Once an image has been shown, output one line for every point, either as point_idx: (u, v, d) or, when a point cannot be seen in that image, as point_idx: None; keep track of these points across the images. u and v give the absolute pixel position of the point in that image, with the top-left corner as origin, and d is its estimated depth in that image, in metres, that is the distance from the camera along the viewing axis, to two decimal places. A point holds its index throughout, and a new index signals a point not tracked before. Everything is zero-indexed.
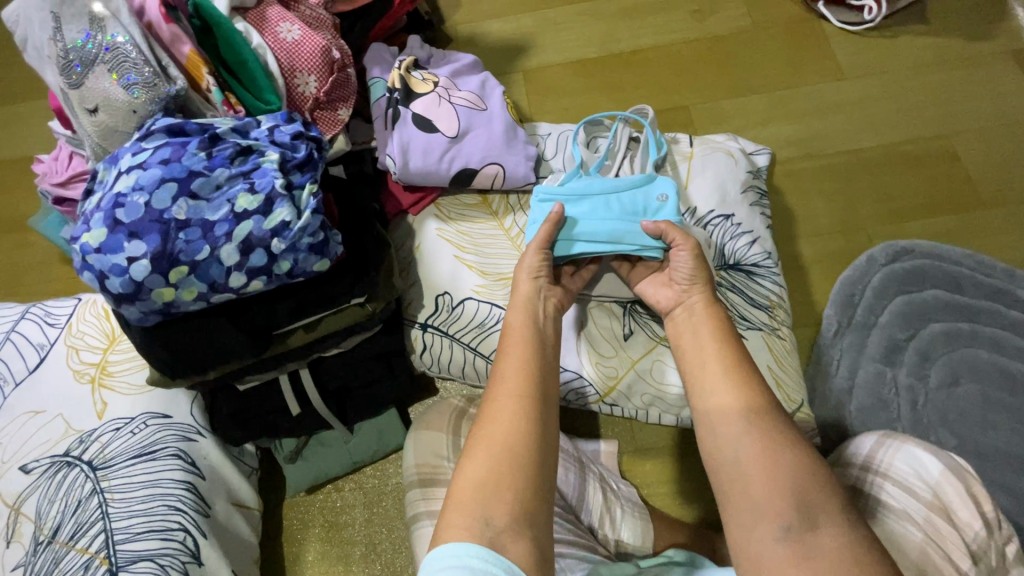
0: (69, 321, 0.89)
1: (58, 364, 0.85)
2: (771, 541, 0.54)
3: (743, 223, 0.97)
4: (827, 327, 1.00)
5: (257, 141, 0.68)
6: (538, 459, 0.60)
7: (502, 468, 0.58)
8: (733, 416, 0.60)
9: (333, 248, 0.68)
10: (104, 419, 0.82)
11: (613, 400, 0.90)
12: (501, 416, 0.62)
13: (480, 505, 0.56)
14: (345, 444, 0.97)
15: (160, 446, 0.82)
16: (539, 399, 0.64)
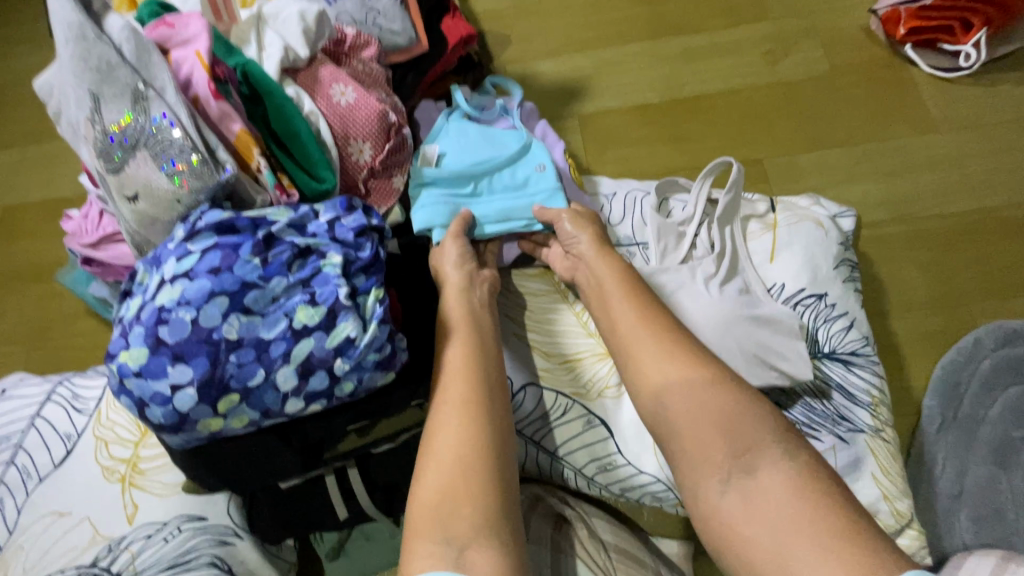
0: (98, 406, 0.81)
1: (86, 458, 0.78)
2: (718, 498, 0.54)
3: (837, 303, 0.87)
4: (928, 421, 0.90)
5: (315, 239, 0.59)
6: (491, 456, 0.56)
7: (456, 476, 0.55)
8: (692, 398, 0.58)
9: (400, 360, 0.59)
10: (134, 524, 0.74)
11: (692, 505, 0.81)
12: (447, 422, 0.59)
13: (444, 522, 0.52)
14: (391, 537, 0.88)
15: (194, 554, 0.74)
16: (479, 396, 0.61)
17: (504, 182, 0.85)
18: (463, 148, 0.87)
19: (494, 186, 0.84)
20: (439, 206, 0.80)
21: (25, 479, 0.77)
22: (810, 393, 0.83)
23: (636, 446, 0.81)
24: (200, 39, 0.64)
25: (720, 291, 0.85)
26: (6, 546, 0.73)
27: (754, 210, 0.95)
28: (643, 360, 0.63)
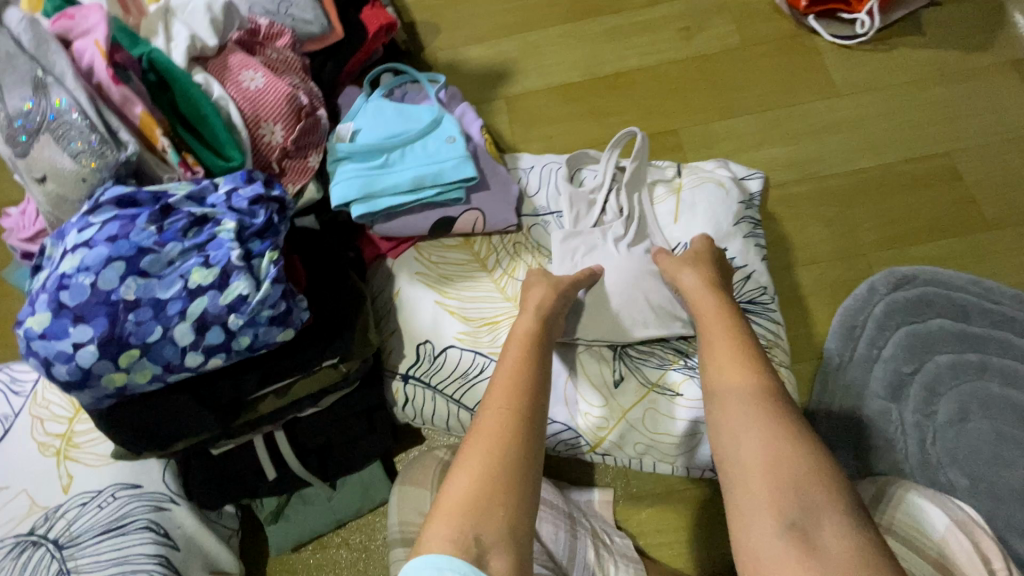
0: (34, 387, 0.85)
1: (24, 435, 0.82)
2: (760, 534, 0.53)
3: (737, 257, 0.94)
4: (828, 361, 0.96)
5: (212, 208, 0.64)
6: (525, 461, 0.60)
7: (485, 473, 0.58)
8: (749, 406, 0.60)
9: (297, 317, 0.64)
10: (69, 493, 0.79)
11: (605, 450, 0.86)
12: (486, 430, 0.62)
13: (466, 518, 0.55)
14: (329, 500, 0.93)
15: (130, 518, 0.78)
16: (528, 412, 0.64)
17: (416, 155, 0.90)
18: (379, 125, 0.92)
19: (406, 159, 0.89)
20: (353, 180, 0.86)
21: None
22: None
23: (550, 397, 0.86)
24: (99, 28, 0.69)
25: (627, 249, 0.90)
26: None
27: (663, 175, 1.01)
28: (726, 371, 0.65)
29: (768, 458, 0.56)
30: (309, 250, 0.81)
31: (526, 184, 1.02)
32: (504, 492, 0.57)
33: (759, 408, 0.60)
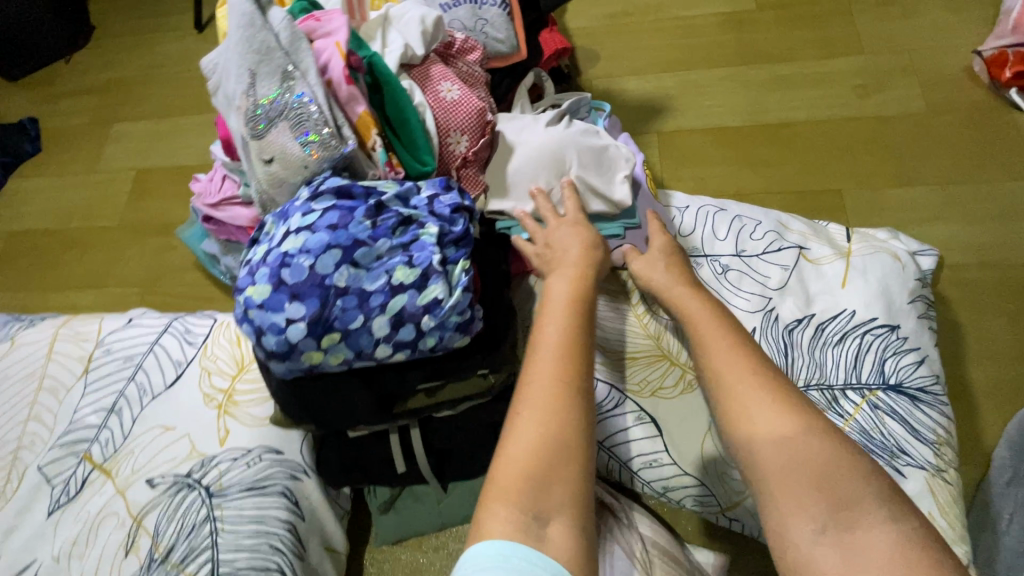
0: (204, 341, 0.95)
1: (191, 384, 0.91)
2: (808, 543, 0.49)
3: (910, 337, 0.86)
4: (998, 474, 0.85)
5: (416, 211, 0.68)
6: (572, 447, 0.51)
7: (533, 453, 0.50)
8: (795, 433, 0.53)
9: (475, 326, 0.67)
10: (225, 446, 0.85)
11: (734, 515, 0.84)
12: (527, 413, 0.53)
13: (523, 506, 0.48)
14: (438, 503, 0.95)
15: (270, 482, 0.83)
16: (575, 386, 0.55)
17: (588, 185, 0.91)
18: None
19: None
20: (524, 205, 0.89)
21: (142, 393, 0.90)
22: (869, 423, 0.81)
23: (685, 445, 0.83)
24: (341, 31, 0.76)
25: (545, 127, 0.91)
26: (122, 447, 0.86)
27: (829, 235, 0.96)
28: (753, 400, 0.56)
29: (816, 471, 0.51)
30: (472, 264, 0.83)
31: (681, 224, 0.99)
32: (561, 482, 0.50)
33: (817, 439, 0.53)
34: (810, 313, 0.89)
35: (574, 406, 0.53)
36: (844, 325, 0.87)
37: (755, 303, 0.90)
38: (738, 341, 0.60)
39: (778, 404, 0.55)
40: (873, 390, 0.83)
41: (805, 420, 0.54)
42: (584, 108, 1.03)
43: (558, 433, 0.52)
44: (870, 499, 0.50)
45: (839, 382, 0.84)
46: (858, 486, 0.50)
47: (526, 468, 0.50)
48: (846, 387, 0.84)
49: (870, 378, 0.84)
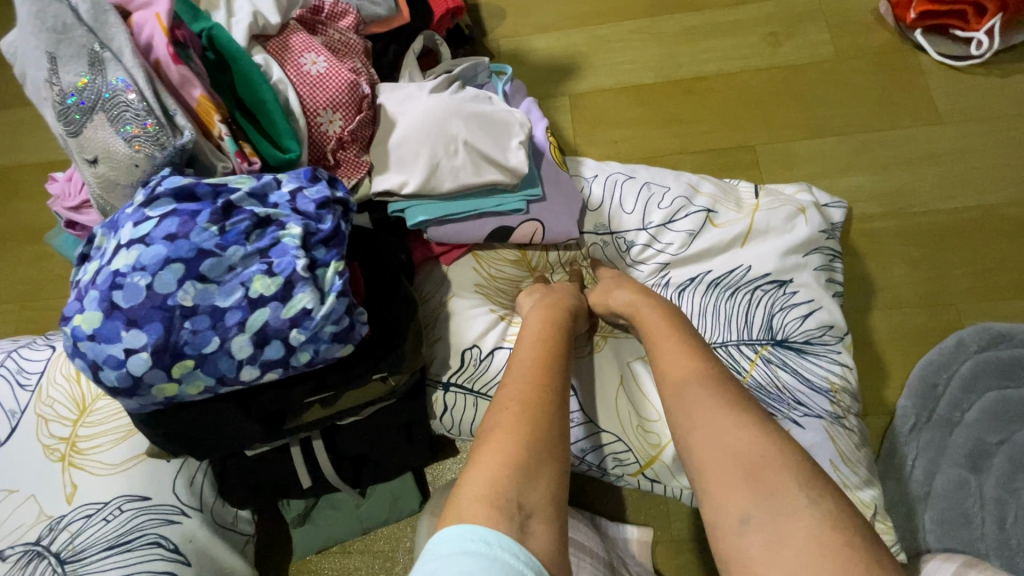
0: (39, 382, 0.85)
1: (28, 436, 0.82)
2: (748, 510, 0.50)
3: (802, 291, 0.86)
4: (902, 420, 0.88)
5: (276, 209, 0.60)
6: (546, 448, 0.59)
7: (508, 449, 0.57)
8: (724, 397, 0.59)
9: (358, 333, 0.60)
10: (74, 504, 0.78)
11: (654, 475, 0.81)
12: (505, 420, 0.60)
13: (497, 492, 0.53)
14: (357, 507, 0.91)
15: (136, 533, 0.77)
16: (546, 400, 0.63)
17: None
18: None
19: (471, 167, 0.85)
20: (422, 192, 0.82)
21: None
22: (764, 378, 0.81)
23: (603, 402, 0.83)
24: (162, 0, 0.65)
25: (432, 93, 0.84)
26: None
27: (737, 193, 0.94)
28: (681, 379, 0.63)
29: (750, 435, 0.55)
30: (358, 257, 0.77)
31: (589, 194, 0.94)
32: (537, 475, 0.56)
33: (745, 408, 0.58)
34: (702, 272, 0.89)
35: (546, 416, 0.61)
36: (737, 279, 0.87)
37: (650, 270, 0.92)
38: (681, 339, 0.69)
39: (709, 380, 0.62)
40: (763, 346, 0.84)
41: (738, 420, 0.56)
42: (483, 73, 0.95)
43: (531, 433, 0.59)
44: (792, 490, 0.50)
45: (732, 339, 0.84)
46: (781, 475, 0.51)
47: (502, 460, 0.56)
48: (740, 343, 0.84)
49: (756, 336, 0.84)
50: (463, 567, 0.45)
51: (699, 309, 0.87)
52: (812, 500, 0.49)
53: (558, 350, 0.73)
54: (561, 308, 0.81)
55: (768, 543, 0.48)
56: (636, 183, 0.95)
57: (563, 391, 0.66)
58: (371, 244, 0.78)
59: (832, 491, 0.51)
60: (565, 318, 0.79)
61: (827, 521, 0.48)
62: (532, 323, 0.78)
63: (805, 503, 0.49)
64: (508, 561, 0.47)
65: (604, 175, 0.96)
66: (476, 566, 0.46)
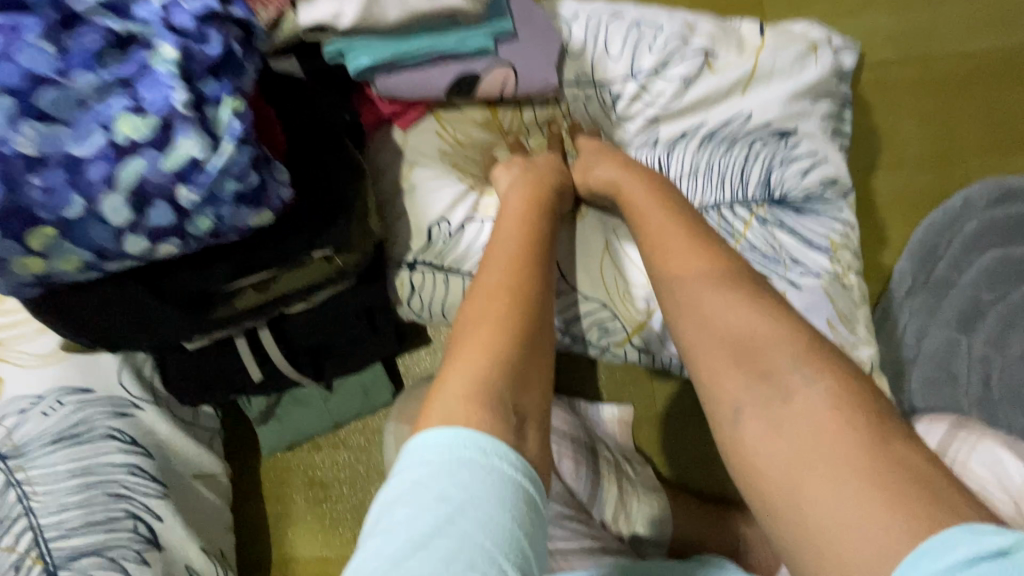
0: None
1: None
2: (743, 392, 0.44)
3: (804, 143, 0.76)
4: (899, 283, 0.84)
5: (142, 23, 0.44)
6: (537, 342, 0.51)
7: (498, 343, 0.49)
8: (714, 271, 0.51)
9: (273, 196, 0.50)
10: (3, 399, 0.69)
11: (643, 344, 0.76)
12: (485, 312, 0.52)
13: (487, 390, 0.46)
14: (325, 402, 0.85)
15: (86, 426, 0.69)
16: (530, 288, 0.55)
17: None
18: None
19: None
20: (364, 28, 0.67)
21: None
22: (760, 240, 0.74)
23: (588, 273, 0.75)
24: None
25: None
26: None
27: (735, 30, 0.80)
28: (668, 256, 0.54)
29: (746, 312, 0.47)
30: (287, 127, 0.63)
31: (569, 36, 0.79)
32: (529, 371, 0.49)
33: (738, 281, 0.50)
34: (696, 125, 0.79)
35: (532, 307, 0.53)
36: (734, 130, 0.77)
37: (638, 126, 0.81)
38: (666, 208, 0.59)
39: (696, 249, 0.53)
40: (759, 205, 0.75)
41: (733, 296, 0.48)
42: None
43: (519, 326, 0.51)
44: (786, 368, 0.43)
45: (725, 200, 0.76)
46: (776, 353, 0.44)
47: (491, 355, 0.48)
48: (733, 204, 0.76)
49: (754, 194, 0.75)
50: (458, 481, 0.39)
51: (691, 167, 0.78)
52: (807, 379, 0.42)
53: (539, 232, 0.63)
54: (541, 186, 0.70)
55: (772, 424, 0.42)
56: (623, 21, 0.79)
57: (548, 278, 0.58)
58: (308, 105, 0.64)
59: (831, 361, 0.43)
60: (548, 199, 0.69)
61: (826, 399, 0.41)
62: (512, 204, 0.67)
63: (799, 383, 0.42)
64: (507, 472, 0.41)
65: (585, 13, 0.80)
66: (472, 480, 0.39)
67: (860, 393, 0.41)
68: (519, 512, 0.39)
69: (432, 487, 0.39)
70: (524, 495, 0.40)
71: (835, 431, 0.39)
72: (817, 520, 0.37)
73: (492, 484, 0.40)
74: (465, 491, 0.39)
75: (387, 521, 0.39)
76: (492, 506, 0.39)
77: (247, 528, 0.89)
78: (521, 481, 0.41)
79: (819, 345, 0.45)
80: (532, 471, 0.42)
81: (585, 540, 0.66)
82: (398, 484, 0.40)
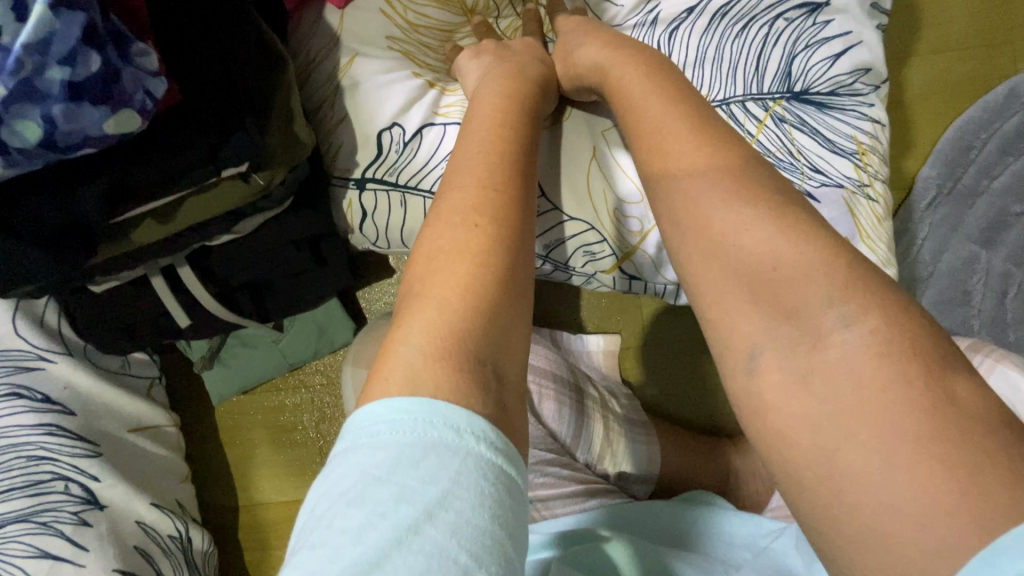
0: None
1: None
2: (766, 337, 0.34)
3: (836, 19, 0.62)
4: (921, 192, 0.75)
5: None
6: (521, 280, 0.41)
7: (475, 283, 0.39)
8: (733, 177, 0.38)
9: (120, 88, 0.40)
10: None
11: (634, 271, 0.66)
12: (453, 241, 0.41)
13: (461, 345, 0.36)
14: (275, 343, 0.76)
15: None
16: (511, 210, 0.44)
17: None
18: None
19: None
20: None
21: None
22: (776, 143, 0.62)
23: (572, 189, 0.63)
24: None
25: None
26: None
27: None
28: (671, 162, 0.41)
29: (778, 230, 0.35)
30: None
31: None
32: (514, 316, 0.39)
33: (767, 188, 0.38)
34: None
35: (515, 235, 0.42)
36: (753, 5, 0.63)
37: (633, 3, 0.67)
38: (665, 96, 0.45)
39: (709, 149, 0.40)
40: (777, 100, 0.62)
41: (754, 214, 0.36)
42: None
43: (501, 259, 0.41)
44: (815, 307, 0.33)
45: (737, 95, 0.63)
46: (807, 287, 0.33)
47: (467, 297, 0.38)
48: (746, 99, 0.63)
49: (772, 86, 0.62)
50: (424, 472, 0.30)
51: (698, 53, 0.64)
52: (844, 319, 0.32)
53: (520, 138, 0.50)
54: (522, 79, 0.56)
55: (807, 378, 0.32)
56: None
57: (533, 199, 0.47)
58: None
59: (878, 292, 0.32)
60: (528, 95, 0.55)
61: (869, 344, 0.30)
62: (487, 100, 0.54)
63: (832, 324, 0.32)
64: (486, 455, 0.32)
65: None
66: (443, 470, 0.31)
67: (913, 332, 0.30)
68: (502, 508, 0.31)
69: (389, 482, 0.30)
70: (506, 484, 0.32)
71: (898, 391, 0.29)
72: (856, 502, 0.28)
73: (465, 470, 0.31)
74: (433, 485, 0.30)
75: (327, 526, 0.29)
76: (468, 503, 0.30)
77: (207, 474, 0.83)
78: (504, 467, 0.32)
79: (860, 271, 0.33)
80: (517, 452, 0.34)
81: (566, 482, 0.61)
82: (341, 475, 0.31)
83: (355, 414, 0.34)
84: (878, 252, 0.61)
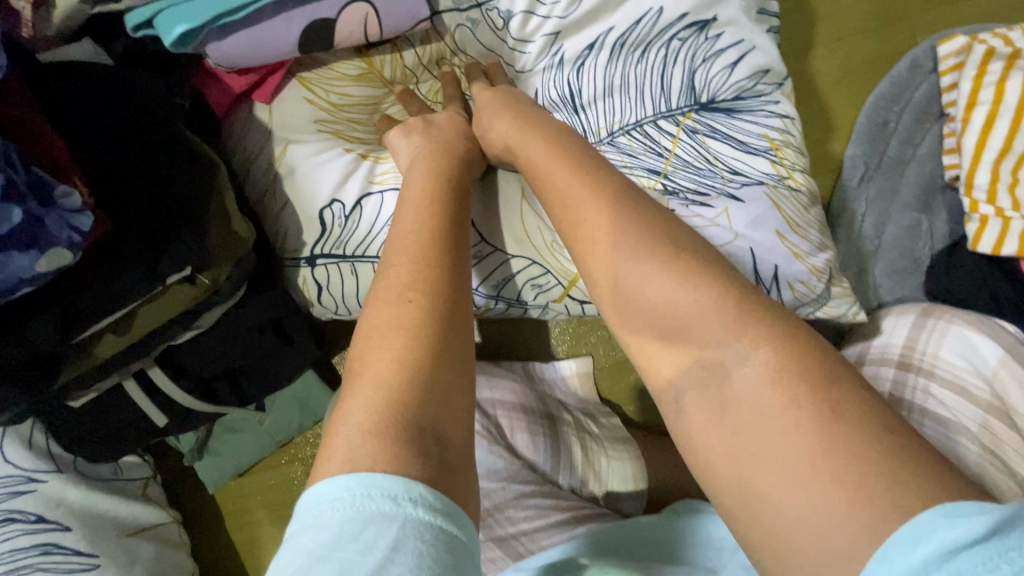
0: None
1: None
2: (681, 374, 0.36)
3: (728, 32, 0.66)
4: (851, 171, 0.78)
5: None
6: (457, 347, 0.43)
7: (410, 359, 0.41)
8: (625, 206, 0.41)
9: (49, 229, 0.45)
10: None
11: (583, 294, 0.68)
12: (389, 317, 0.44)
13: (397, 417, 0.38)
14: (260, 424, 0.79)
15: None
16: (441, 282, 0.46)
17: None
18: None
19: None
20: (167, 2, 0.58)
21: None
22: (692, 153, 0.64)
23: (512, 230, 0.66)
24: None
25: None
26: None
27: None
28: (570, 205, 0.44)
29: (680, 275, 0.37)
30: (103, 135, 0.53)
31: None
32: (452, 380, 0.41)
33: (654, 219, 0.41)
34: (602, 33, 0.68)
35: (448, 305, 0.45)
36: (646, 31, 0.66)
37: (539, 48, 0.70)
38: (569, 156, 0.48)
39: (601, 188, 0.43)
40: (687, 114, 0.65)
41: (651, 266, 0.39)
42: None
43: (434, 329, 0.43)
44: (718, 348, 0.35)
45: (648, 116, 0.66)
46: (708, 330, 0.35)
47: (402, 371, 0.40)
48: (658, 117, 0.66)
49: (679, 101, 0.66)
50: (363, 544, 0.32)
51: (604, 84, 0.68)
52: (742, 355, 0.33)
53: (448, 211, 0.53)
54: (446, 154, 0.60)
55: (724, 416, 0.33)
56: None
57: (463, 263, 0.50)
58: (124, 100, 0.54)
59: (772, 323, 0.34)
60: (453, 168, 0.59)
61: (766, 375, 0.32)
62: (416, 180, 0.57)
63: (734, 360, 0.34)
64: (425, 519, 0.34)
65: None
66: (381, 538, 0.32)
67: (802, 356, 0.32)
68: (442, 567, 0.32)
69: (331, 558, 0.32)
70: (446, 542, 0.33)
71: (797, 419, 0.30)
72: (774, 522, 0.30)
73: (401, 536, 0.33)
74: (371, 554, 0.32)
75: None
76: (407, 567, 0.31)
77: (218, 562, 0.84)
78: (443, 526, 0.34)
79: (754, 304, 0.35)
80: (459, 510, 0.35)
81: (550, 513, 0.61)
82: (290, 558, 0.33)
83: (303, 497, 0.36)
84: (810, 239, 0.64)
